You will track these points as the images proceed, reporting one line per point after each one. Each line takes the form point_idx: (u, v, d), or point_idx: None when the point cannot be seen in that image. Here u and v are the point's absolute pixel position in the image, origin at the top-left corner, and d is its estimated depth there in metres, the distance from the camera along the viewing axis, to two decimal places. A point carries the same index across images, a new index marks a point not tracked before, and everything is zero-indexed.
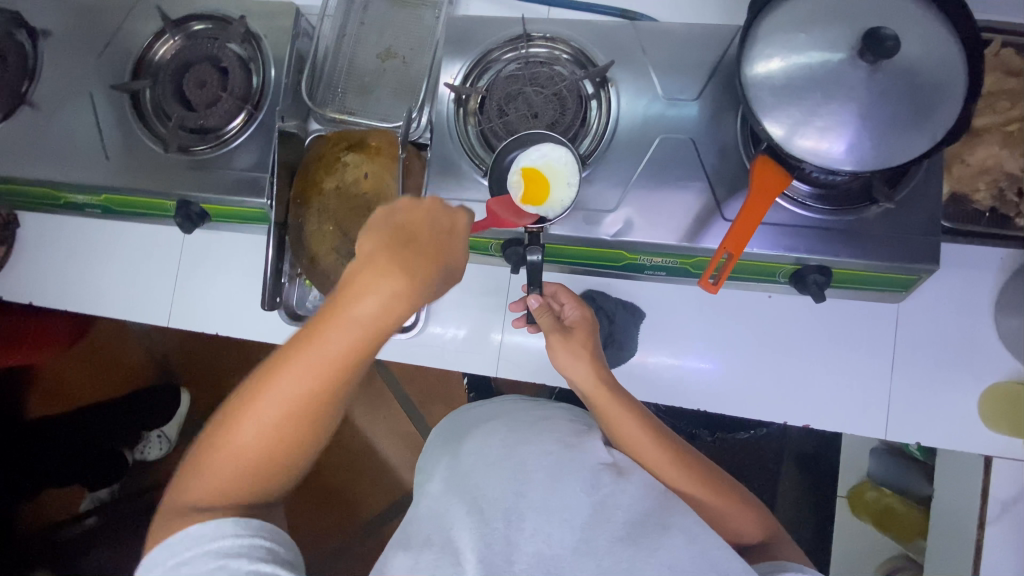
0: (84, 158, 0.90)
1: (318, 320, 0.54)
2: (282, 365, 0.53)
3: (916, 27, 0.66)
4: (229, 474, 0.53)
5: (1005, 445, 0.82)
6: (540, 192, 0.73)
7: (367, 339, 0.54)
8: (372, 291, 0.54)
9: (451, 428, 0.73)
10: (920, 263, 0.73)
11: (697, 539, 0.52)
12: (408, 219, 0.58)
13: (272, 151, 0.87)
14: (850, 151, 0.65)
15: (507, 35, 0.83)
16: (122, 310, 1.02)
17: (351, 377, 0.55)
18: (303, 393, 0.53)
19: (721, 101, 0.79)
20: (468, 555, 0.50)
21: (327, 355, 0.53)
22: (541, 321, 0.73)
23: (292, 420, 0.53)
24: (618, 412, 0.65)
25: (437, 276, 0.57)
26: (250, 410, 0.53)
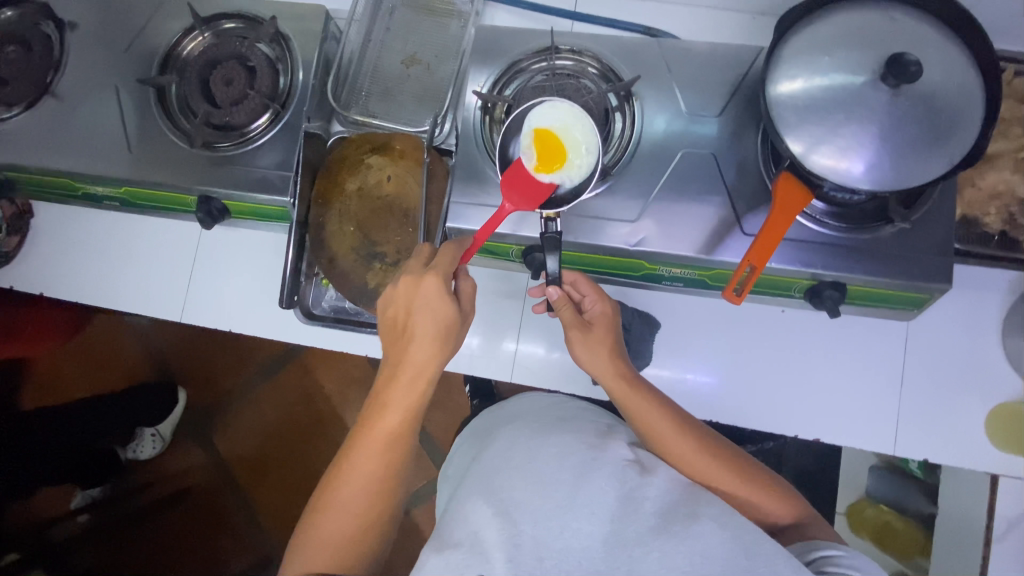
0: (105, 150, 0.90)
1: (367, 408, 0.66)
2: (348, 452, 0.65)
3: (934, 52, 0.69)
4: (327, 561, 0.61)
5: (1012, 462, 0.83)
6: (556, 156, 0.72)
7: (405, 413, 0.65)
8: (404, 375, 0.66)
9: (475, 434, 0.75)
10: (933, 281, 0.74)
11: (727, 528, 0.52)
12: (409, 308, 0.67)
13: (296, 150, 0.88)
14: (868, 170, 0.67)
15: (535, 46, 0.85)
16: (132, 305, 1.01)
17: (405, 446, 0.65)
18: (373, 470, 0.63)
19: (742, 119, 0.81)
20: (497, 553, 0.50)
21: (378, 434, 0.64)
22: (561, 313, 0.72)
23: (370, 497, 0.63)
24: (640, 404, 0.66)
25: (447, 344, 0.67)
26: (333, 499, 0.63)
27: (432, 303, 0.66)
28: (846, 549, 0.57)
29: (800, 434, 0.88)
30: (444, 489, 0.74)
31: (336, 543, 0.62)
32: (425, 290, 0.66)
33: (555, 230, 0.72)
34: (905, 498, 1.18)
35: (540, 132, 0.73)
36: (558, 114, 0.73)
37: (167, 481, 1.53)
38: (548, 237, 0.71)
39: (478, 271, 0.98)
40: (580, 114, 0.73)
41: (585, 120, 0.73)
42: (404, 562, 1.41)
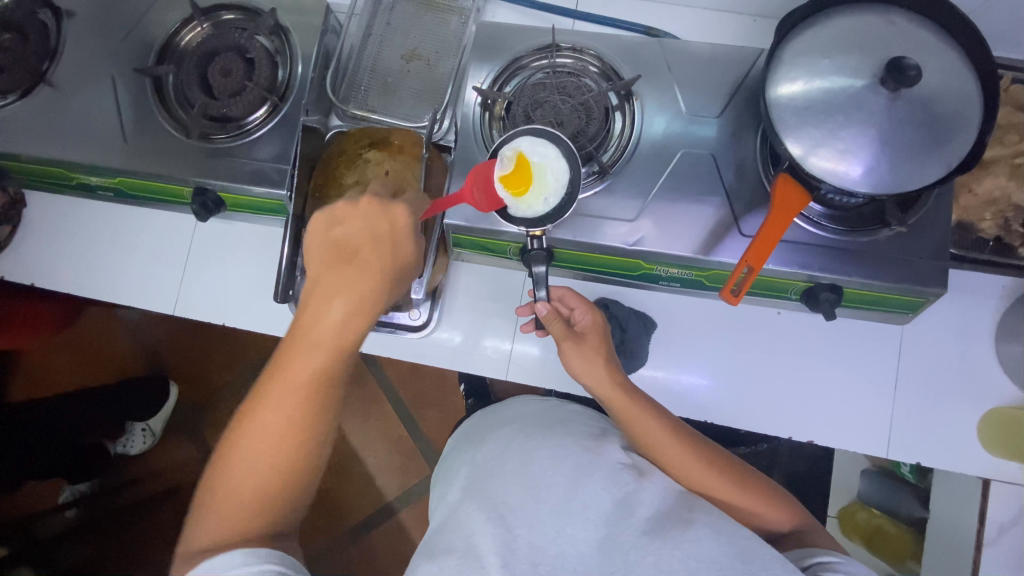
0: (100, 140, 0.89)
1: (286, 344, 0.58)
2: (264, 391, 0.57)
3: (933, 58, 0.69)
4: (238, 515, 0.54)
5: (1002, 467, 0.84)
6: (521, 183, 0.74)
7: (338, 348, 0.58)
8: (339, 305, 0.59)
9: (465, 438, 0.74)
10: (929, 285, 0.75)
11: (723, 532, 0.52)
12: (356, 233, 0.61)
13: (294, 143, 0.87)
14: (866, 173, 0.67)
15: (537, 43, 0.85)
16: (125, 297, 1.00)
17: (332, 388, 0.58)
18: (291, 416, 0.55)
19: (742, 120, 0.81)
20: (491, 557, 0.50)
21: (298, 372, 0.57)
22: (552, 328, 0.72)
23: (286, 446, 0.55)
24: (636, 412, 0.66)
25: (389, 276, 0.61)
26: (241, 444, 0.55)
27: (377, 235, 0.61)
28: (843, 556, 0.57)
29: (794, 436, 0.88)
30: (435, 489, 0.74)
31: (247, 496, 0.54)
32: (371, 215, 0.62)
33: (541, 248, 0.75)
34: (896, 502, 1.19)
35: (522, 157, 0.74)
36: (548, 153, 0.74)
37: (158, 477, 1.51)
38: (534, 253, 0.74)
39: (475, 268, 0.98)
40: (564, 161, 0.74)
41: (565, 173, 0.74)
42: (396, 560, 1.40)
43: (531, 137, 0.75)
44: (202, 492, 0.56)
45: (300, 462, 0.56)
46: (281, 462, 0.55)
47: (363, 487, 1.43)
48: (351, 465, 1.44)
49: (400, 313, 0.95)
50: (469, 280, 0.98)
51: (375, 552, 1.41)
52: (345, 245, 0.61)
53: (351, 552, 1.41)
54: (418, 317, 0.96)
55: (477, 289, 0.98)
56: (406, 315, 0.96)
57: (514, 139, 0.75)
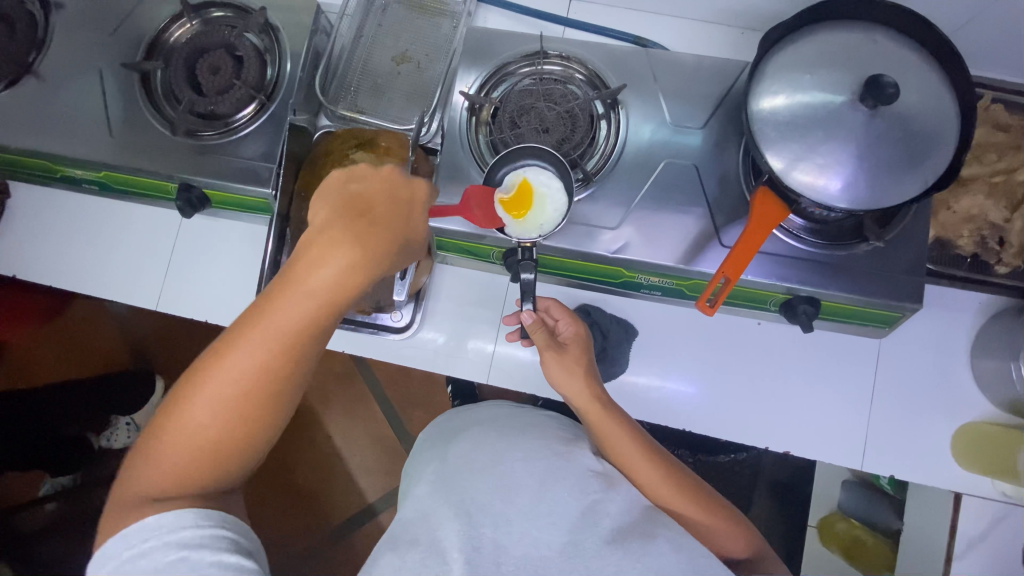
0: (87, 133, 0.89)
1: (276, 290, 0.56)
2: (245, 333, 0.55)
3: (911, 77, 0.70)
4: (188, 460, 0.54)
5: (972, 483, 0.85)
6: (520, 206, 0.75)
7: (333, 304, 0.57)
8: (344, 259, 0.57)
9: (440, 430, 0.73)
10: (903, 301, 0.76)
11: (684, 549, 0.53)
12: (374, 192, 0.61)
13: (280, 143, 0.88)
14: (844, 188, 0.68)
15: (525, 50, 0.85)
16: (107, 290, 1.00)
17: (317, 344, 0.58)
18: (264, 368, 0.55)
19: (725, 132, 0.81)
20: (455, 553, 0.51)
21: (285, 325, 0.56)
22: (535, 338, 0.72)
23: (252, 397, 0.55)
24: (612, 427, 0.66)
25: (396, 242, 0.60)
26: (208, 386, 0.54)
27: (387, 194, 0.61)
28: None
29: (771, 446, 0.89)
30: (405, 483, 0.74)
31: (202, 440, 0.54)
32: (389, 180, 0.62)
33: (530, 257, 0.73)
34: (874, 513, 1.19)
35: (526, 185, 0.75)
36: (552, 184, 0.75)
37: None
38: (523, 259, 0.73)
39: (460, 271, 0.98)
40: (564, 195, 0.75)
41: (563, 205, 0.74)
42: None
43: (538, 165, 0.76)
44: (154, 426, 0.55)
45: (262, 416, 0.56)
46: (243, 411, 0.55)
47: (346, 486, 1.42)
48: (334, 464, 1.43)
49: (384, 314, 0.96)
50: (454, 282, 0.98)
51: (355, 552, 1.41)
52: (352, 197, 0.60)
53: (331, 551, 1.41)
54: (401, 319, 0.96)
55: (462, 292, 0.98)
56: (389, 316, 0.96)
57: (522, 166, 0.76)
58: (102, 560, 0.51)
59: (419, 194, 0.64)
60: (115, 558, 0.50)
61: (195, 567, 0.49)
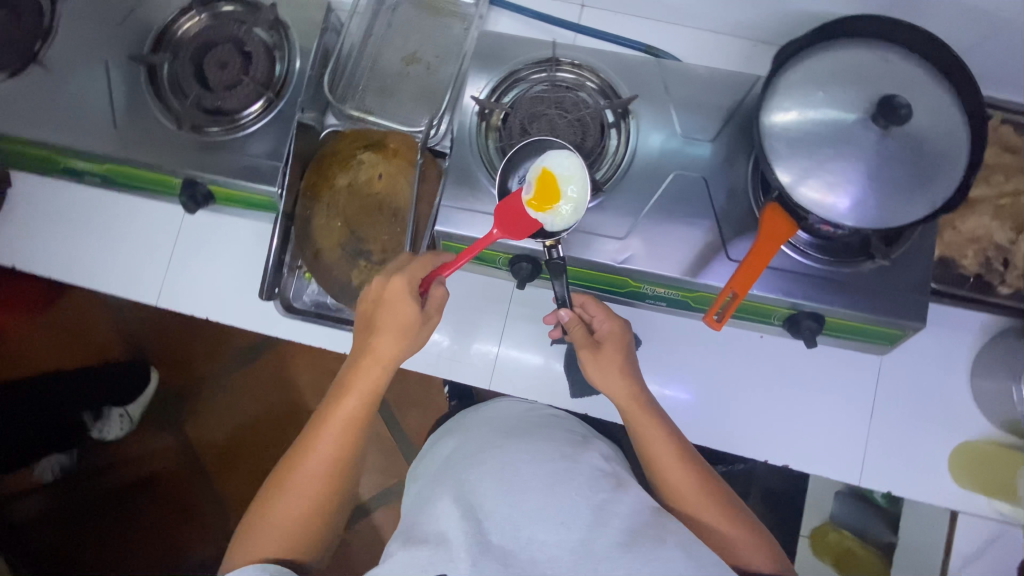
0: (90, 124, 0.88)
1: (332, 393, 0.69)
2: (305, 438, 0.67)
3: (923, 96, 0.70)
4: (277, 544, 0.64)
5: (970, 501, 0.86)
6: (549, 198, 0.71)
7: (367, 398, 0.68)
8: (369, 363, 0.69)
9: (456, 430, 0.76)
10: (908, 318, 0.76)
11: (694, 555, 0.52)
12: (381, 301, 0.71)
13: (288, 141, 0.87)
14: (853, 206, 0.68)
15: (537, 56, 0.85)
16: (107, 283, 0.99)
17: (360, 434, 0.68)
18: (331, 455, 0.66)
19: (736, 146, 0.81)
20: (461, 552, 0.52)
21: (331, 426, 0.67)
22: (573, 334, 0.74)
23: (324, 482, 0.66)
24: (650, 428, 0.69)
25: (412, 339, 0.70)
26: (281, 486, 0.66)
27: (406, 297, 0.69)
28: None
29: (771, 459, 0.89)
30: (410, 485, 0.75)
31: (286, 526, 0.65)
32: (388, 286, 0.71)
33: (560, 257, 0.74)
34: (866, 525, 1.19)
35: (547, 174, 0.72)
36: (571, 164, 0.72)
37: (130, 467, 1.47)
38: (553, 263, 0.73)
39: (465, 275, 0.98)
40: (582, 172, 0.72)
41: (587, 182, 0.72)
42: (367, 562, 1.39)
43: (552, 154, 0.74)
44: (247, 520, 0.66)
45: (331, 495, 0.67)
46: (310, 502, 0.65)
47: None
48: None
49: None
50: (457, 286, 0.98)
51: (346, 550, 1.40)
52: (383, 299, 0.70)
53: None
54: None
55: (465, 297, 0.98)
56: None
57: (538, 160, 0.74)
58: None
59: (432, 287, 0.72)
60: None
61: None
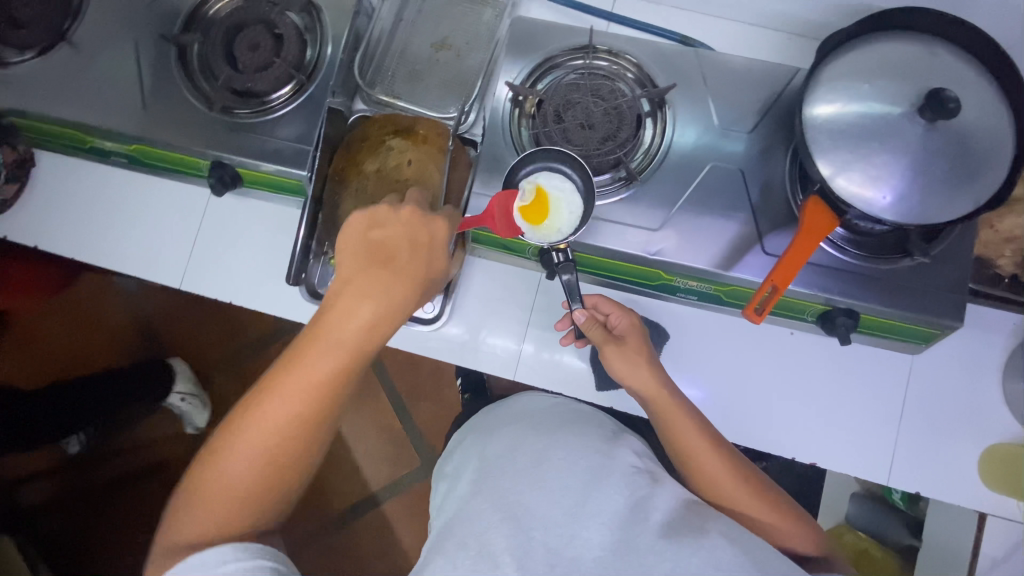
0: (118, 103, 0.87)
1: (314, 333, 0.61)
2: (274, 381, 0.59)
3: (970, 91, 0.69)
4: (227, 510, 0.57)
5: (1000, 504, 0.85)
6: (539, 213, 0.76)
7: (359, 348, 0.61)
8: (367, 307, 0.61)
9: (479, 431, 0.80)
10: (945, 317, 0.75)
11: (737, 543, 0.56)
12: (396, 238, 0.64)
13: (318, 125, 0.86)
14: (894, 202, 0.67)
15: (573, 43, 0.84)
16: (129, 266, 0.98)
17: (342, 387, 0.61)
18: (298, 413, 0.59)
19: (773, 138, 0.80)
20: (505, 558, 0.57)
21: (313, 372, 0.59)
22: (591, 334, 0.77)
23: (286, 446, 0.58)
24: (679, 418, 0.70)
25: (416, 290, 0.63)
26: (240, 434, 0.58)
27: (409, 241, 0.64)
28: None
29: (797, 456, 0.88)
30: (437, 485, 0.81)
31: (237, 492, 0.57)
32: (412, 221, 0.65)
33: (568, 258, 0.75)
34: (884, 528, 1.15)
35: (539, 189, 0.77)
36: (566, 187, 0.76)
37: (142, 451, 1.46)
38: (562, 264, 0.75)
39: (491, 265, 0.97)
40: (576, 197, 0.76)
41: (579, 208, 0.76)
42: (378, 553, 1.38)
43: (555, 171, 0.77)
44: (192, 480, 0.59)
45: (293, 461, 0.59)
46: (278, 459, 0.58)
47: (350, 475, 1.40)
48: (340, 453, 1.41)
49: None
50: (483, 276, 0.97)
51: (357, 541, 1.38)
52: (383, 243, 0.64)
53: (333, 538, 1.39)
54: (430, 310, 0.95)
55: (491, 288, 0.97)
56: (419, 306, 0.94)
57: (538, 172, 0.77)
58: None
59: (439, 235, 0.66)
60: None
61: None
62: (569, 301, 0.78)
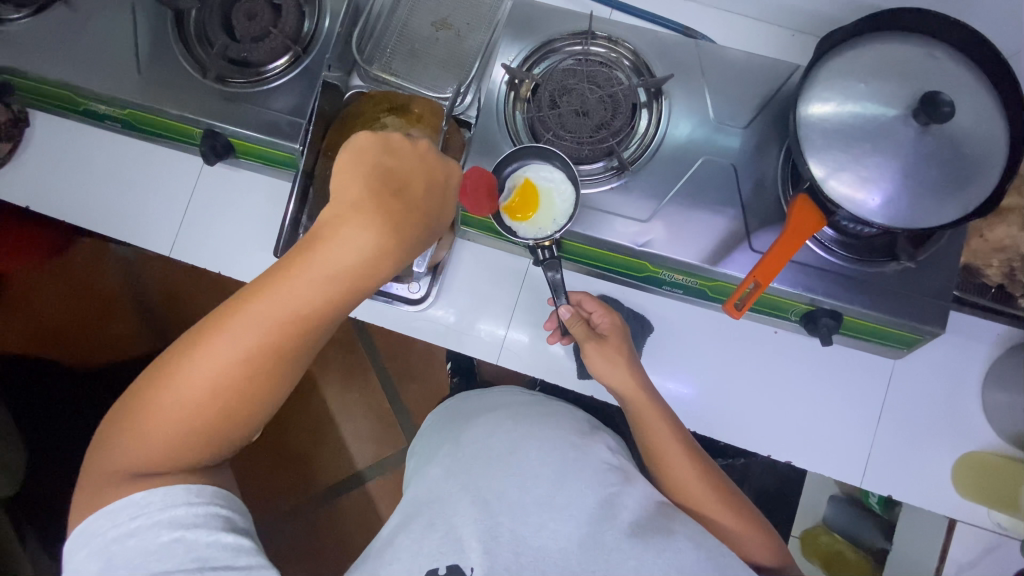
0: (113, 66, 0.86)
1: (302, 258, 0.56)
2: (250, 303, 0.55)
3: (965, 96, 0.69)
4: (176, 434, 0.55)
5: (970, 512, 0.86)
6: (526, 208, 0.77)
7: (348, 284, 0.56)
8: (366, 241, 0.56)
9: (451, 417, 0.82)
10: (928, 324, 0.75)
11: (702, 547, 0.58)
12: (409, 168, 0.60)
13: (313, 98, 0.85)
14: (884, 204, 0.67)
15: (572, 28, 0.83)
16: (120, 231, 0.99)
17: (322, 324, 0.58)
18: (271, 342, 0.56)
19: (769, 134, 0.80)
20: (472, 543, 0.58)
21: (295, 302, 0.56)
22: (574, 331, 0.77)
23: (248, 377, 0.56)
24: (654, 418, 0.71)
25: (418, 233, 0.59)
26: (206, 353, 0.55)
27: (423, 176, 0.60)
28: None
29: (774, 454, 0.89)
30: (411, 461, 0.82)
31: (187, 417, 0.55)
32: (429, 159, 0.61)
33: (552, 254, 0.77)
34: (860, 530, 1.15)
35: (528, 181, 0.77)
36: (562, 193, 0.76)
37: None
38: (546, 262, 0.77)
39: (480, 249, 0.97)
40: (566, 206, 0.76)
41: (563, 216, 0.76)
42: (359, 530, 1.39)
43: (555, 173, 0.77)
44: (140, 391, 0.56)
45: (252, 394, 0.57)
46: (242, 387, 0.56)
47: (335, 452, 1.41)
48: (327, 429, 1.42)
49: (399, 285, 0.94)
50: (473, 259, 0.97)
51: (339, 517, 1.40)
52: (388, 176, 0.58)
53: (317, 513, 1.41)
54: (417, 291, 0.95)
55: (480, 272, 0.97)
56: (406, 286, 0.95)
57: (546, 167, 0.77)
58: (85, 537, 0.54)
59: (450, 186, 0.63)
60: (99, 538, 0.53)
61: (192, 546, 0.53)
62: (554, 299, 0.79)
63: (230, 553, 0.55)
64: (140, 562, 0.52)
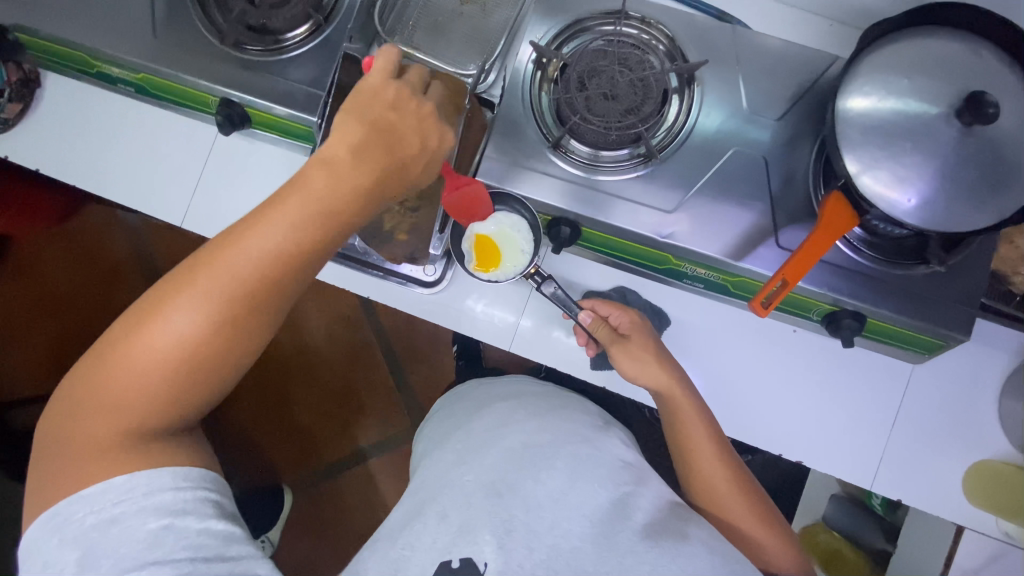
0: (127, 27, 0.84)
1: (284, 199, 0.54)
2: (227, 246, 0.53)
3: (1013, 98, 0.66)
4: (144, 396, 0.52)
5: (978, 520, 0.86)
6: (493, 256, 0.85)
7: (331, 225, 0.55)
8: (352, 182, 0.56)
9: (460, 408, 0.80)
10: (954, 331, 0.73)
11: (715, 551, 0.57)
12: (400, 117, 0.58)
13: (332, 70, 0.83)
14: (919, 205, 0.64)
15: (604, 7, 0.80)
16: (131, 198, 0.97)
17: (303, 268, 0.56)
18: (248, 285, 0.53)
19: (802, 127, 0.77)
20: (485, 535, 0.57)
21: (273, 243, 0.53)
22: (598, 333, 0.79)
23: (218, 331, 0.53)
24: (690, 413, 0.70)
25: (400, 179, 0.59)
26: (180, 300, 0.52)
27: (415, 126, 0.59)
28: None
29: (785, 454, 0.88)
30: (421, 445, 0.82)
31: (152, 381, 0.52)
32: (422, 112, 0.60)
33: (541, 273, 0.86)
34: (862, 531, 1.15)
35: (478, 237, 0.85)
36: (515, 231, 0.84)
37: None
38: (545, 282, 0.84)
39: None
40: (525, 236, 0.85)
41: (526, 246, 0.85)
42: (360, 507, 1.40)
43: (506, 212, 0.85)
44: (108, 345, 0.53)
45: (224, 350, 0.54)
46: (216, 336, 0.53)
47: (341, 429, 1.41)
48: (332, 405, 1.42)
49: (412, 267, 0.93)
50: None
51: (341, 494, 1.41)
52: (377, 122, 0.57)
53: (319, 489, 1.41)
54: (432, 273, 0.94)
55: None
56: (421, 269, 0.94)
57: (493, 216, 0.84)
58: (56, 524, 0.50)
59: (443, 146, 0.62)
60: (75, 525, 0.50)
61: (181, 534, 0.51)
62: (569, 312, 0.83)
63: (221, 541, 0.53)
64: (125, 550, 0.49)
